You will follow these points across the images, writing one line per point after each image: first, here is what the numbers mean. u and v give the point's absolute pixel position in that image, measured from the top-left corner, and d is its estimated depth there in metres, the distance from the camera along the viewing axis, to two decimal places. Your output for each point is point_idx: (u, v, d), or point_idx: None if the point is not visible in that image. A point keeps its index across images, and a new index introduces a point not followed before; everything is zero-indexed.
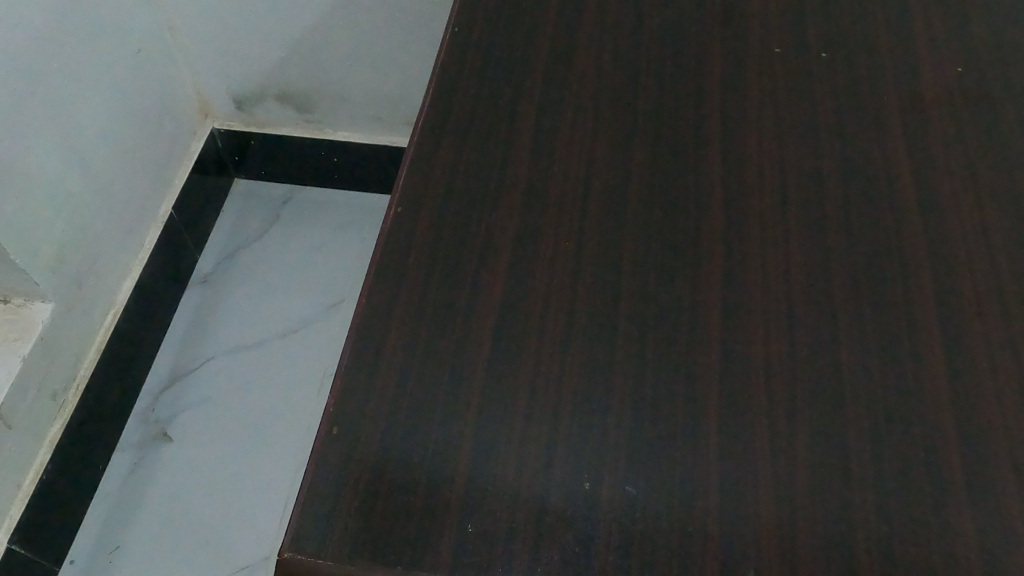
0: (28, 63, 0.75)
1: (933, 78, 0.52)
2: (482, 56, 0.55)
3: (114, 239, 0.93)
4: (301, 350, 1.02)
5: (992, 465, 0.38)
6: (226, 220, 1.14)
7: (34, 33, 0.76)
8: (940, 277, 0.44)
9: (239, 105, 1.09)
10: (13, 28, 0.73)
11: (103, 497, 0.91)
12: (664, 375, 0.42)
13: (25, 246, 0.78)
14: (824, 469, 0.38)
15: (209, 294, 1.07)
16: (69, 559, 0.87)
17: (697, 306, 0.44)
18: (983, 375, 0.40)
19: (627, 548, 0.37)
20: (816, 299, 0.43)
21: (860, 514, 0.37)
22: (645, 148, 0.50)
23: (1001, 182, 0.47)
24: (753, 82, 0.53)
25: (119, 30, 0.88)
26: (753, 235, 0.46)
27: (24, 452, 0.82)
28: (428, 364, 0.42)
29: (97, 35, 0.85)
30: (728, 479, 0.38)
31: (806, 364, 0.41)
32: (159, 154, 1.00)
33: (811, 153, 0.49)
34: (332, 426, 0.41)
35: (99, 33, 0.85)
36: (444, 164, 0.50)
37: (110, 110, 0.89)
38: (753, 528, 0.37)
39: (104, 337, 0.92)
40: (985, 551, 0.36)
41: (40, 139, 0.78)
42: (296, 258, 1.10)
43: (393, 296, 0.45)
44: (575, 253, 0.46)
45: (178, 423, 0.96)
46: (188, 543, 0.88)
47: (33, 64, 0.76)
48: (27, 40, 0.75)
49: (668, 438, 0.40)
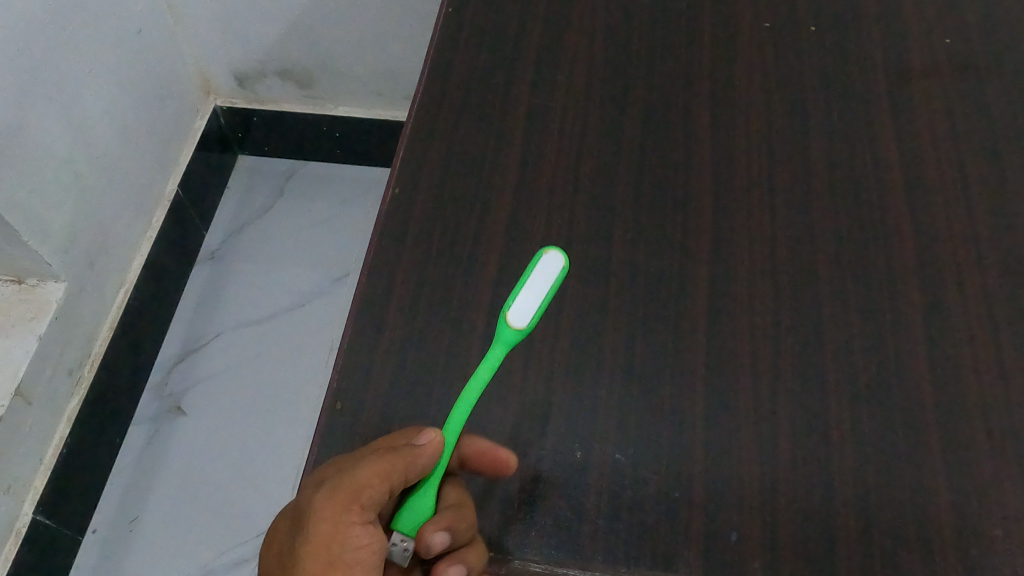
0: (33, 32, 0.72)
1: (920, 50, 0.53)
2: (475, 35, 0.56)
3: (121, 216, 0.90)
4: (311, 323, 0.98)
5: (966, 431, 0.39)
6: (232, 196, 1.09)
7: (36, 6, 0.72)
8: (922, 248, 0.45)
9: (240, 82, 1.04)
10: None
11: (121, 470, 0.88)
12: (653, 347, 0.43)
13: (35, 225, 0.76)
14: (806, 436, 0.40)
15: (218, 268, 1.03)
16: (90, 529, 0.85)
17: (685, 279, 0.45)
18: (961, 343, 0.42)
19: (617, 512, 0.39)
20: (802, 273, 0.45)
21: (840, 479, 0.39)
22: (637, 126, 0.51)
23: (984, 151, 0.48)
24: (742, 56, 0.54)
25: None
26: (740, 211, 0.47)
27: (44, 427, 0.79)
28: (425, 341, 0.44)
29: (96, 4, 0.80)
30: (714, 445, 0.40)
31: (791, 336, 0.43)
32: (164, 129, 0.96)
33: (799, 127, 0.50)
34: (335, 401, 0.43)
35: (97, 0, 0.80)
36: (440, 144, 0.51)
37: (116, 82, 0.86)
38: (737, 491, 0.39)
39: (117, 314, 0.89)
40: (956, 512, 0.38)
41: (46, 110, 0.75)
42: (303, 229, 1.06)
43: (393, 276, 0.46)
44: (568, 231, 0.47)
45: (191, 398, 0.93)
46: (207, 513, 0.85)
47: (39, 34, 0.73)
48: (27, 13, 0.71)
49: (657, 410, 0.41)
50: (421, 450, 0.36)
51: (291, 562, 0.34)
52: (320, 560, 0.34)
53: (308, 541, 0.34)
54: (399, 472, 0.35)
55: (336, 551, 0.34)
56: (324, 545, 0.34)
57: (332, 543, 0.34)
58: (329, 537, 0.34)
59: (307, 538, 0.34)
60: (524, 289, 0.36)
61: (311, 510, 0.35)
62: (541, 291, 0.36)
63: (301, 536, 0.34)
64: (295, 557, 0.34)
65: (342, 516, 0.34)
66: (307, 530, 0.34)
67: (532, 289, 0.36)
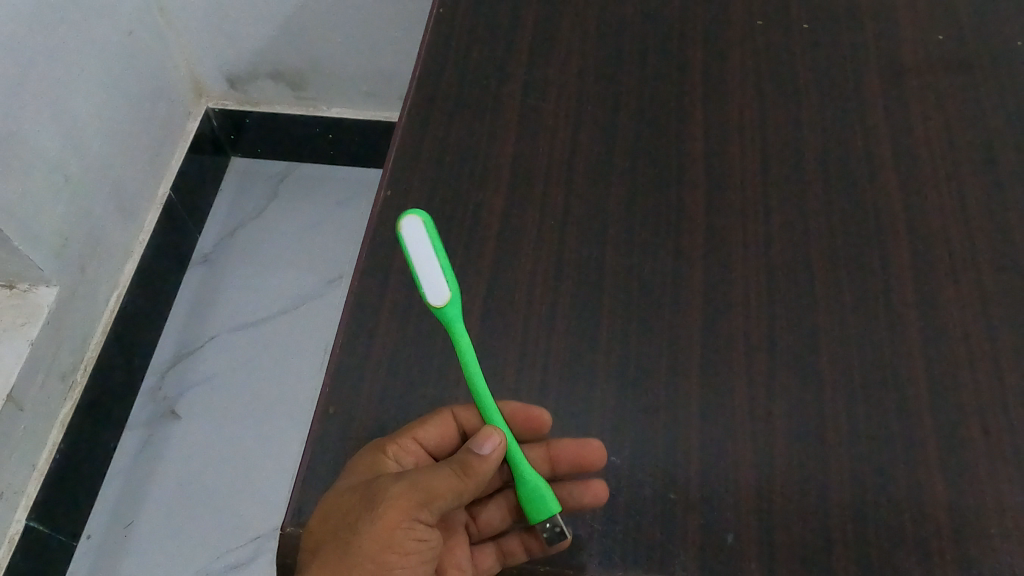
0: (20, 34, 0.71)
1: (913, 48, 0.52)
2: (467, 35, 0.56)
3: (113, 220, 0.89)
4: (305, 326, 0.97)
5: (962, 429, 0.39)
6: (225, 199, 1.09)
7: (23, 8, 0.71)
8: (917, 246, 0.45)
9: (232, 83, 1.04)
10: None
11: (116, 475, 0.87)
12: (648, 347, 0.43)
13: (26, 230, 0.75)
14: (803, 436, 0.39)
15: (211, 272, 1.02)
16: (85, 535, 0.84)
17: (679, 280, 0.45)
18: (957, 341, 0.42)
19: (612, 516, 0.39)
20: (797, 272, 0.44)
21: (836, 479, 0.38)
22: (630, 125, 0.51)
23: (978, 148, 0.48)
24: (735, 55, 0.53)
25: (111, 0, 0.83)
26: (734, 210, 0.47)
27: (36, 433, 0.78)
28: (418, 344, 0.44)
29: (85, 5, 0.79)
30: (710, 447, 0.40)
31: (786, 336, 0.42)
32: (156, 132, 0.95)
33: (793, 126, 0.50)
34: (328, 405, 0.42)
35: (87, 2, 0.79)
36: (432, 145, 0.51)
37: (106, 85, 0.85)
38: (733, 492, 0.38)
39: (109, 318, 0.88)
40: (953, 512, 0.37)
41: (35, 113, 0.74)
42: (297, 232, 1.05)
43: (386, 278, 0.46)
44: (561, 232, 0.47)
45: (185, 402, 0.92)
46: (202, 517, 0.84)
47: (27, 36, 0.72)
48: (15, 16, 0.70)
49: (652, 411, 0.41)
50: (490, 469, 0.37)
51: (346, 536, 0.34)
52: (382, 545, 0.34)
53: (373, 521, 0.34)
54: (470, 488, 0.36)
55: (398, 540, 0.34)
56: (388, 533, 0.34)
57: (396, 533, 0.34)
58: (397, 527, 0.34)
59: (373, 520, 0.34)
60: (416, 268, 0.37)
61: (384, 495, 0.35)
62: (430, 258, 0.37)
63: (365, 515, 0.34)
64: (354, 532, 0.34)
65: (413, 511, 0.35)
66: (374, 513, 0.34)
67: (422, 262, 0.37)
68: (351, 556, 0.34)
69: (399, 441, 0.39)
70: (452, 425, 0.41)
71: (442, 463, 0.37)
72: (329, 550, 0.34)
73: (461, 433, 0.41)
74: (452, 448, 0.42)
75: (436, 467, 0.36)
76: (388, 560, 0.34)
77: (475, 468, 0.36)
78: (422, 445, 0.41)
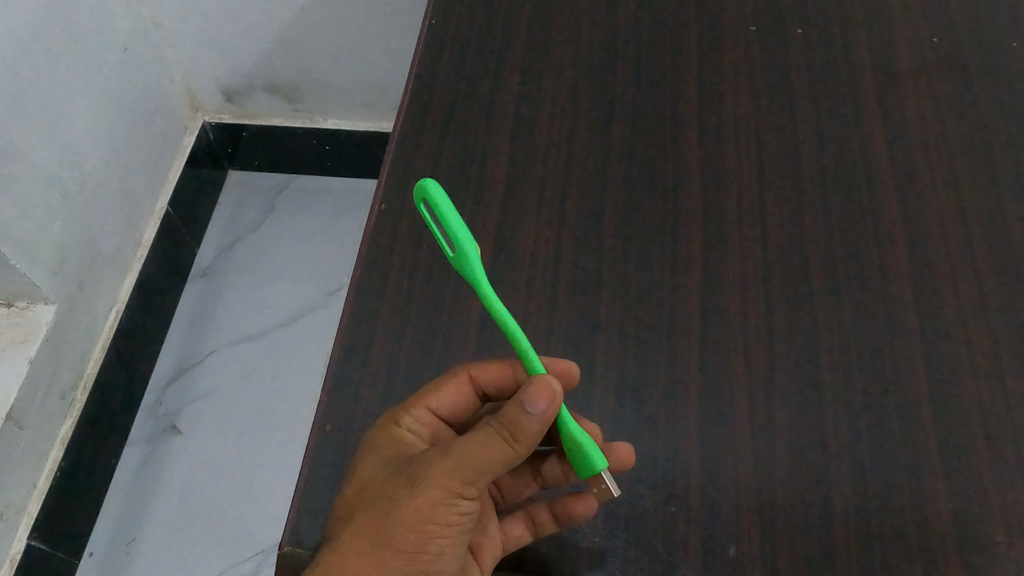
0: (14, 51, 0.71)
1: (907, 51, 0.52)
2: (458, 47, 0.56)
3: (111, 236, 0.88)
4: (305, 339, 0.97)
5: (965, 435, 0.39)
6: (222, 212, 1.08)
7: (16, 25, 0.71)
8: (915, 251, 0.44)
9: (228, 97, 1.04)
10: None
11: (118, 491, 0.87)
12: (647, 358, 0.42)
13: (22, 248, 0.74)
14: (804, 444, 0.39)
15: (210, 286, 1.02)
16: (87, 552, 0.83)
17: (676, 289, 0.45)
18: (958, 345, 0.41)
19: (612, 530, 0.38)
20: (795, 279, 0.44)
21: (837, 488, 0.38)
22: (624, 134, 0.51)
23: (974, 151, 0.48)
24: (729, 61, 0.53)
25: (105, 16, 0.83)
26: (730, 217, 0.47)
27: (37, 451, 0.78)
28: (416, 359, 0.44)
29: (79, 21, 0.79)
30: (710, 460, 0.39)
31: (785, 344, 0.42)
32: (153, 147, 0.95)
33: (788, 131, 0.50)
34: (325, 424, 0.42)
35: (81, 18, 0.79)
36: (426, 159, 0.51)
37: (101, 100, 0.84)
38: (734, 505, 0.38)
39: (109, 333, 0.88)
40: (958, 520, 0.37)
41: (29, 129, 0.74)
42: (295, 245, 1.04)
43: (381, 292, 0.46)
44: (557, 242, 0.47)
45: (186, 416, 0.91)
46: (209, 529, 0.84)
47: (20, 53, 0.72)
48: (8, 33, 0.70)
49: (651, 422, 0.41)
50: (539, 428, 0.34)
51: (386, 508, 0.34)
52: (423, 519, 0.33)
53: (413, 496, 0.34)
54: (519, 452, 0.34)
55: (440, 514, 0.33)
56: (430, 508, 0.33)
57: (438, 507, 0.33)
58: (439, 501, 0.33)
59: (414, 495, 0.33)
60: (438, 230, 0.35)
61: (426, 471, 0.34)
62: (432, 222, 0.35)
63: (406, 490, 0.34)
64: (393, 505, 0.34)
65: (456, 488, 0.34)
66: (418, 487, 0.34)
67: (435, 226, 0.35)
68: (391, 528, 0.33)
69: (412, 412, 0.39)
70: (467, 389, 0.40)
71: (486, 425, 0.34)
72: (365, 522, 0.34)
73: (477, 394, 0.41)
74: (469, 412, 0.41)
75: (480, 430, 0.34)
76: (430, 531, 0.33)
77: (524, 430, 0.34)
78: (436, 413, 0.40)
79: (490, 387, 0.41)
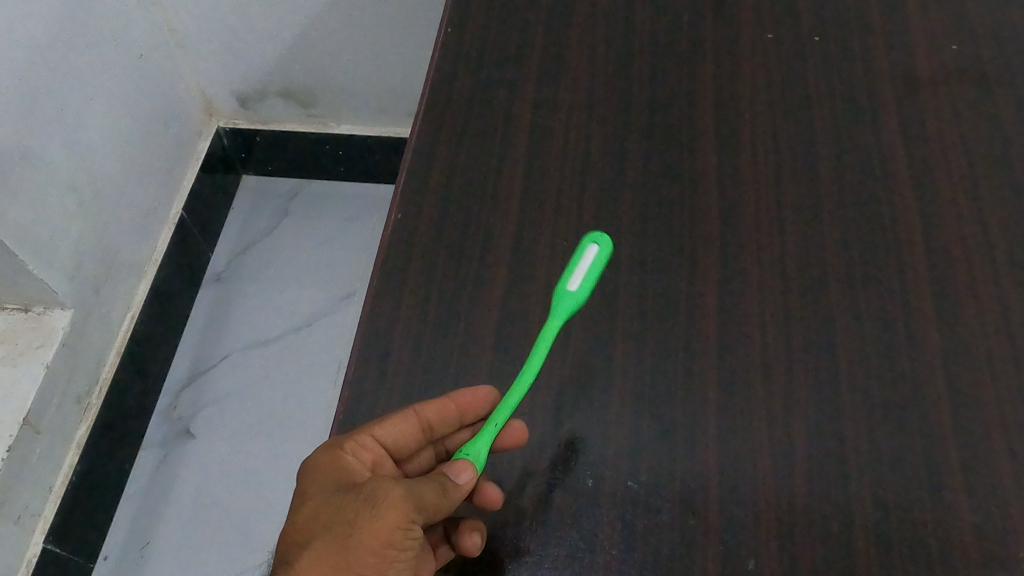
0: (32, 61, 0.72)
1: (926, 58, 0.52)
2: (475, 54, 0.56)
3: (126, 242, 0.89)
4: (317, 344, 0.97)
5: (986, 448, 0.38)
6: (236, 217, 1.09)
7: (35, 35, 0.72)
8: (935, 261, 0.44)
9: (242, 103, 1.04)
10: (19, 27, 0.70)
11: (132, 495, 0.87)
12: (665, 368, 0.42)
13: (40, 254, 0.75)
14: (821, 457, 0.39)
15: (224, 291, 1.02)
16: (101, 556, 0.84)
17: (694, 299, 0.44)
18: (979, 357, 0.41)
19: (630, 542, 0.38)
20: (813, 290, 0.44)
21: (857, 501, 0.38)
22: (641, 143, 0.51)
23: (994, 160, 0.47)
24: (746, 69, 0.53)
25: (121, 24, 0.84)
26: (747, 228, 0.46)
27: (53, 455, 0.78)
28: (433, 369, 0.43)
29: (96, 30, 0.80)
30: (728, 472, 0.39)
31: (804, 355, 0.42)
32: (167, 152, 0.96)
33: (806, 140, 0.50)
34: (341, 432, 0.42)
35: (97, 27, 0.80)
36: (442, 166, 0.51)
37: (117, 107, 0.85)
38: (753, 517, 0.38)
39: (124, 338, 0.88)
40: (980, 535, 0.36)
41: (47, 137, 0.75)
42: (307, 251, 1.05)
43: (397, 301, 0.46)
44: (574, 251, 0.47)
45: (200, 420, 0.92)
46: (221, 533, 0.84)
47: (38, 63, 0.73)
48: (27, 44, 0.71)
49: (670, 434, 0.40)
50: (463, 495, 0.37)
51: (344, 531, 0.34)
52: (382, 541, 0.34)
53: (371, 520, 0.34)
54: (447, 508, 0.36)
55: (397, 538, 0.34)
56: (388, 530, 0.34)
57: (396, 532, 0.34)
58: (396, 526, 0.34)
59: (372, 518, 0.34)
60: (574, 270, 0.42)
61: (384, 495, 0.35)
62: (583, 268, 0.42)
63: (364, 512, 0.34)
64: (352, 527, 0.34)
65: (410, 513, 0.34)
66: (375, 511, 0.34)
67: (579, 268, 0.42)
68: (351, 553, 0.34)
69: (356, 439, 0.38)
70: (413, 422, 0.39)
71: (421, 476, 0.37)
72: (324, 547, 0.34)
73: (422, 427, 0.40)
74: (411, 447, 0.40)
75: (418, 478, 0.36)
76: (388, 557, 0.34)
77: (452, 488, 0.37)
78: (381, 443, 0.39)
79: (436, 419, 0.40)
